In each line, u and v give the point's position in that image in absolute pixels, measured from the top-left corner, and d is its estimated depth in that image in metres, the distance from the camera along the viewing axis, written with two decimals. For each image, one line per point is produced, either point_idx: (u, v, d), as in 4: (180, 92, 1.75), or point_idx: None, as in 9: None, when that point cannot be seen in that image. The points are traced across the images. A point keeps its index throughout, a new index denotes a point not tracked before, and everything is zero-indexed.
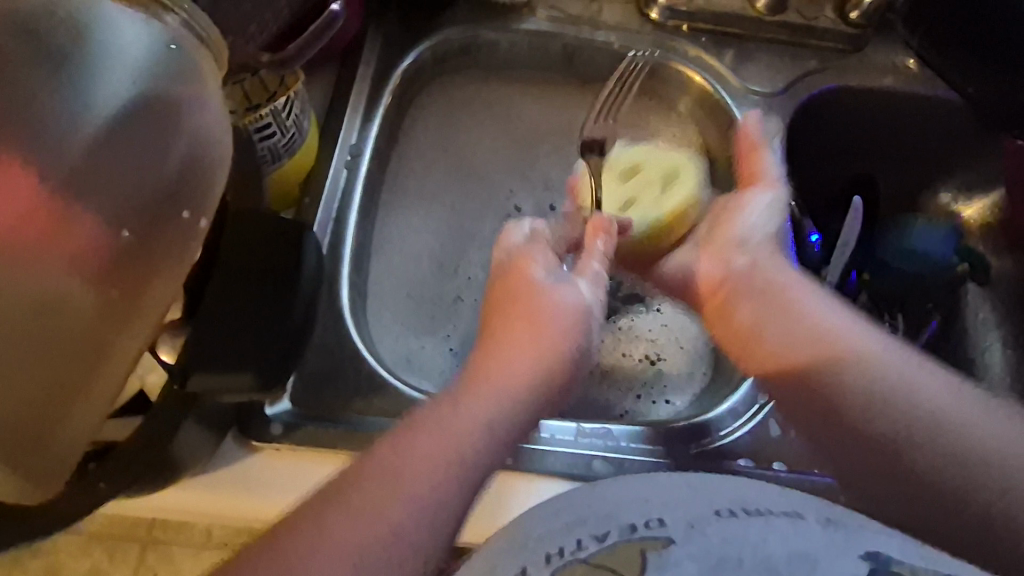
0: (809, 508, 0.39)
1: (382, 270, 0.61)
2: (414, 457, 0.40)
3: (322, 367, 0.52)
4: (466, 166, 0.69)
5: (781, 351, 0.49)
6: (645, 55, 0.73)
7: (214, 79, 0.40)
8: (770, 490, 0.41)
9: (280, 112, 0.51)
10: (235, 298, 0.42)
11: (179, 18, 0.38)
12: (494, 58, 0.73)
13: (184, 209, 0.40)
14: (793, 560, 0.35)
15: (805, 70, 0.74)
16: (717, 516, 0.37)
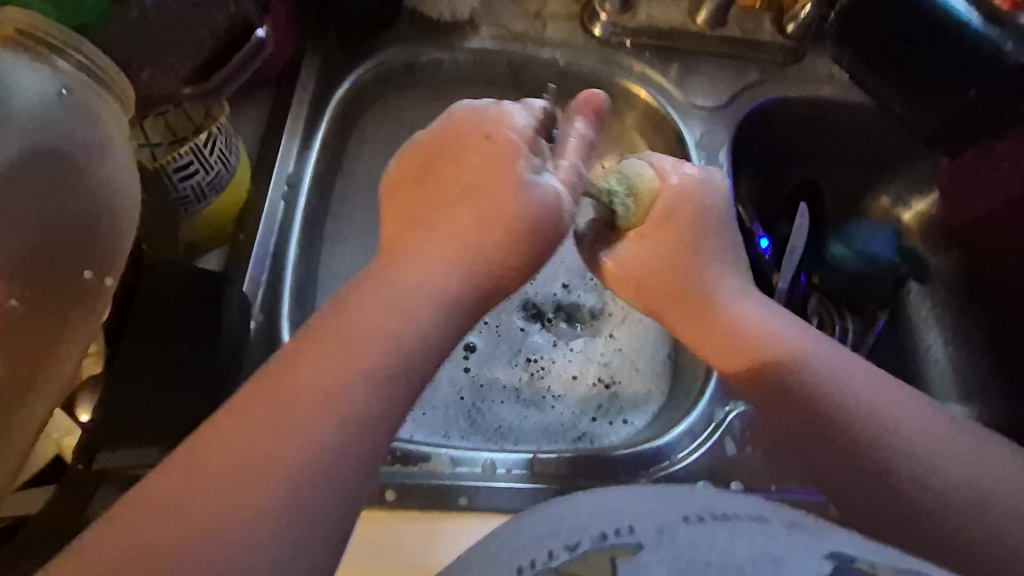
0: (774, 515, 0.37)
1: (328, 305, 0.59)
2: (328, 351, 0.39)
3: None
4: None
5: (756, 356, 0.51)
6: (591, 70, 0.72)
7: (117, 130, 0.44)
8: (737, 500, 0.39)
9: (200, 149, 0.49)
10: (156, 360, 0.43)
11: (76, 60, 0.43)
12: (439, 74, 0.71)
13: (84, 269, 0.43)
14: (761, 562, 0.33)
15: (748, 81, 0.75)
16: (685, 523, 0.35)
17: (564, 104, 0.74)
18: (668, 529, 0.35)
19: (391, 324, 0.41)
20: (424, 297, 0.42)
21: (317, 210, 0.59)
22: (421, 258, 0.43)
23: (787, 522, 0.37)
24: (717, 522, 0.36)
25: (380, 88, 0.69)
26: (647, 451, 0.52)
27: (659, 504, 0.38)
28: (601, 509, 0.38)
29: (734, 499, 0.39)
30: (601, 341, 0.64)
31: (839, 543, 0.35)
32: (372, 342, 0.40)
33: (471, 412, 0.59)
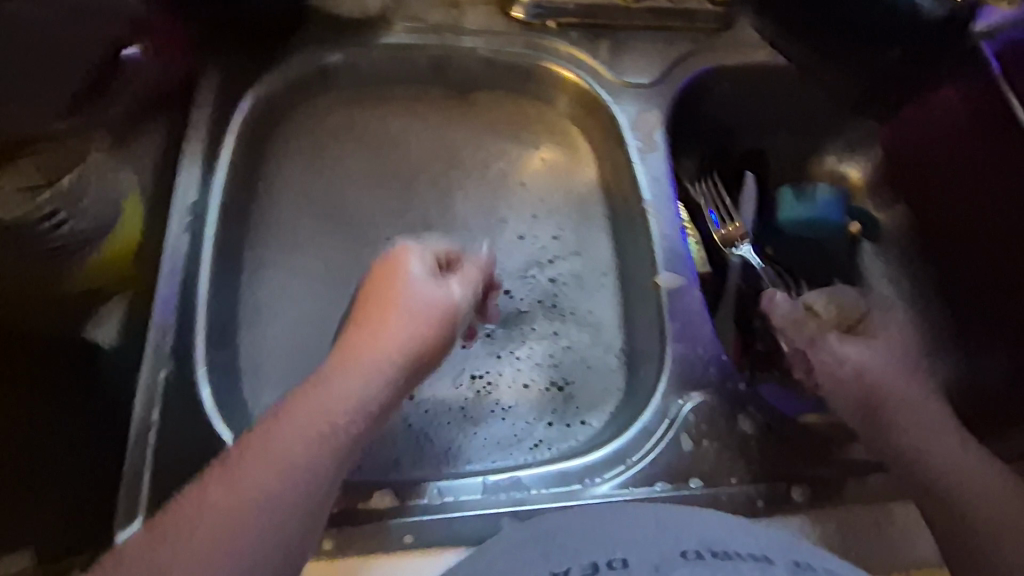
0: (777, 552, 0.35)
1: (259, 334, 0.56)
2: (226, 492, 0.37)
3: (180, 464, 0.45)
4: (340, 207, 0.63)
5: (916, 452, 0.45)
6: (516, 56, 0.68)
7: None
8: (740, 534, 0.37)
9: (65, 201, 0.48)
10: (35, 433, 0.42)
11: None
12: (353, 76, 0.66)
13: None
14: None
15: (681, 53, 0.73)
16: (682, 559, 0.33)
17: (495, 94, 0.71)
18: (664, 566, 0.32)
19: (321, 438, 0.40)
20: (349, 409, 0.42)
21: (228, 239, 0.55)
22: (337, 385, 0.43)
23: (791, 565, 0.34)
24: (717, 560, 0.33)
25: (290, 97, 0.64)
26: (600, 456, 0.50)
27: (656, 538, 0.35)
28: (599, 538, 0.36)
29: (738, 532, 0.36)
30: (549, 343, 0.62)
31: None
32: (278, 477, 0.38)
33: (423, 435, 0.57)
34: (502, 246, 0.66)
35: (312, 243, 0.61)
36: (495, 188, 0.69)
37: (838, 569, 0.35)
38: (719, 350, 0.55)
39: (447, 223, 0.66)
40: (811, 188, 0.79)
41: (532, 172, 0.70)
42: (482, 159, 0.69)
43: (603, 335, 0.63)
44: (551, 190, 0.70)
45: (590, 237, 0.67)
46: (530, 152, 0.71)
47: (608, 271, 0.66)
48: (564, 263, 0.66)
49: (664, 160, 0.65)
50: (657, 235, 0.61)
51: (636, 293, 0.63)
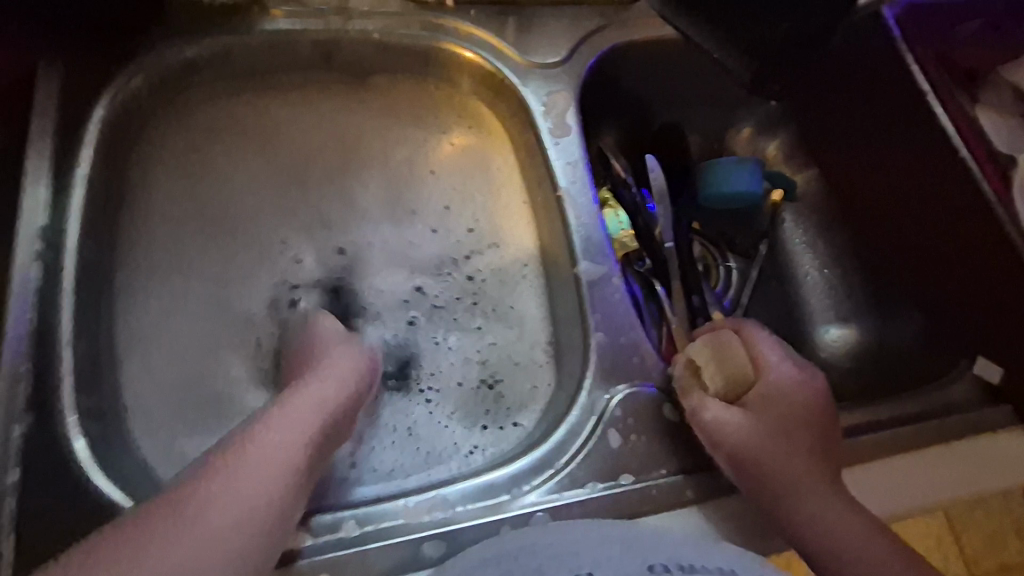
0: (743, 569, 0.37)
1: (145, 368, 0.51)
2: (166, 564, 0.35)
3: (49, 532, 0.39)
4: (225, 214, 0.58)
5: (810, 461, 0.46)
6: (413, 40, 0.63)
7: None
8: (710, 553, 0.39)
9: None
10: None
11: None
12: (230, 68, 0.60)
13: None
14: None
15: (588, 30, 0.70)
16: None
17: (393, 82, 0.66)
18: None
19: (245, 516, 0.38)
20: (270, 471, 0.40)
21: (92, 265, 0.48)
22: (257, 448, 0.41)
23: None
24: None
25: (157, 97, 0.57)
26: (527, 462, 0.47)
27: (627, 554, 0.37)
28: (575, 552, 0.38)
29: (705, 550, 0.39)
30: (475, 339, 0.60)
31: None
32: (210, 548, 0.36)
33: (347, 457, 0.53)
34: (410, 245, 0.62)
35: (198, 262, 0.56)
36: (401, 183, 0.64)
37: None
38: (640, 337, 0.54)
39: (349, 223, 0.61)
40: (728, 159, 0.78)
41: (442, 161, 0.66)
42: (384, 153, 0.65)
43: (526, 328, 0.60)
44: (459, 180, 0.66)
45: (507, 230, 0.64)
46: (438, 140, 0.67)
47: (527, 261, 0.63)
48: (481, 258, 0.63)
49: (578, 144, 0.62)
50: (574, 222, 0.58)
51: (556, 282, 0.60)
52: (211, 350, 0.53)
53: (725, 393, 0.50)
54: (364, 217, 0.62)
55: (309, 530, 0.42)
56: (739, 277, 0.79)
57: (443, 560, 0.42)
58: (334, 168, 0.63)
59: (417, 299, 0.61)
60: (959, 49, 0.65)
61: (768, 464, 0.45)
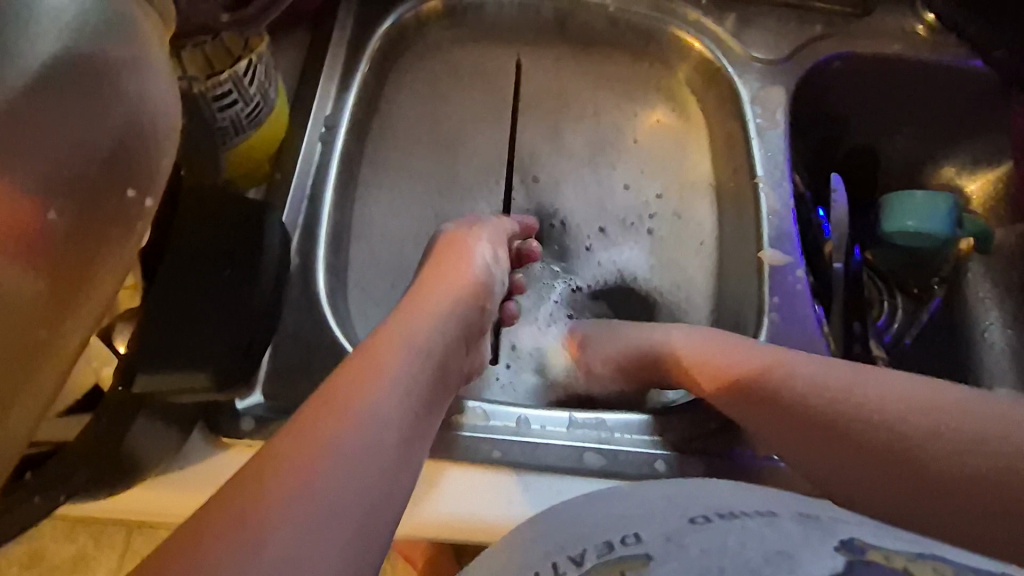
0: (784, 508, 0.36)
1: (370, 249, 0.59)
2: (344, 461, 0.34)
3: (294, 354, 0.48)
4: (451, 138, 0.66)
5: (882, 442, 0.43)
6: (641, 19, 0.68)
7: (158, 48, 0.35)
8: (743, 492, 0.38)
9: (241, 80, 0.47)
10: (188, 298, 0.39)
11: None
12: (480, 17, 0.68)
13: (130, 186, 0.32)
14: (775, 560, 0.31)
15: (810, 36, 0.71)
16: (691, 526, 0.34)
17: (612, 55, 0.71)
18: (676, 535, 0.34)
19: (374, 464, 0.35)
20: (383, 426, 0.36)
21: (352, 154, 0.58)
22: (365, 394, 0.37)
23: (797, 516, 0.35)
24: (725, 521, 0.34)
25: (416, 32, 0.66)
26: (686, 412, 0.50)
27: (665, 508, 0.36)
28: (615, 513, 0.37)
29: (740, 493, 0.38)
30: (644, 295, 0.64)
31: (855, 532, 0.34)
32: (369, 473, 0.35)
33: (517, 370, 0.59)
34: (601, 196, 0.67)
35: (420, 177, 0.64)
36: (599, 146, 0.69)
37: (843, 517, 0.36)
38: (814, 322, 0.54)
39: (550, 169, 0.67)
40: (924, 196, 0.75)
41: (639, 139, 0.70)
42: (590, 117, 0.70)
43: (694, 298, 0.63)
44: (652, 148, 0.69)
45: (692, 206, 0.67)
46: (641, 116, 0.71)
47: (707, 238, 0.65)
48: (663, 222, 0.66)
49: (784, 139, 0.63)
50: (767, 210, 0.60)
51: (731, 264, 0.62)
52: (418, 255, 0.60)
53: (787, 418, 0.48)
54: (564, 169, 0.67)
55: (487, 414, 0.49)
56: (907, 317, 0.77)
57: (601, 471, 0.46)
58: (544, 121, 0.69)
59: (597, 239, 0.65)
60: None
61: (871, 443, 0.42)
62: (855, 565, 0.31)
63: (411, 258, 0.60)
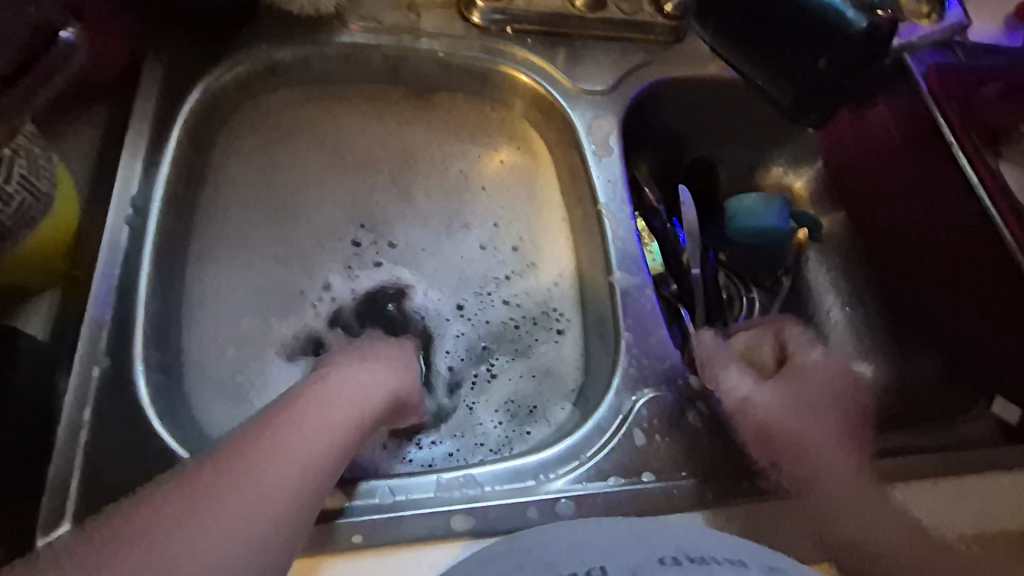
0: (752, 558, 0.35)
1: (207, 332, 0.57)
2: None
3: (116, 464, 0.43)
4: (288, 204, 0.65)
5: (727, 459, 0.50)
6: (473, 61, 0.69)
7: None
8: (716, 541, 0.37)
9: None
10: None
11: None
12: (307, 74, 0.66)
13: None
14: None
15: (634, 64, 0.74)
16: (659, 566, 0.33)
17: (453, 98, 0.72)
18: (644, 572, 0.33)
19: None
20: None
21: (172, 233, 0.53)
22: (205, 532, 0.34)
23: (766, 570, 0.34)
24: (695, 566, 0.33)
25: (240, 93, 0.63)
26: (553, 454, 0.49)
27: (635, 546, 0.36)
28: (571, 545, 0.37)
29: (712, 541, 0.37)
30: (510, 340, 0.65)
31: None
32: None
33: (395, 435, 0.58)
34: (453, 249, 0.68)
35: (258, 251, 0.62)
36: (453, 191, 0.70)
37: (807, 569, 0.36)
38: (667, 341, 0.56)
39: (410, 223, 0.68)
40: (755, 197, 0.83)
41: (491, 177, 0.72)
42: (439, 161, 0.71)
43: (557, 341, 0.64)
44: (501, 194, 0.71)
45: (548, 245, 0.69)
46: (490, 154, 0.72)
47: (562, 272, 0.67)
48: (519, 269, 0.68)
49: (619, 164, 0.66)
50: (612, 235, 0.62)
51: (587, 291, 0.65)
52: (255, 336, 0.59)
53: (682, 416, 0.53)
54: (424, 225, 0.68)
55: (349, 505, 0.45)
56: (760, 309, 0.82)
57: (470, 533, 0.44)
58: (395, 178, 0.69)
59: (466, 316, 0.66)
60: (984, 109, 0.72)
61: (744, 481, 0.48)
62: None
63: (251, 337, 0.58)
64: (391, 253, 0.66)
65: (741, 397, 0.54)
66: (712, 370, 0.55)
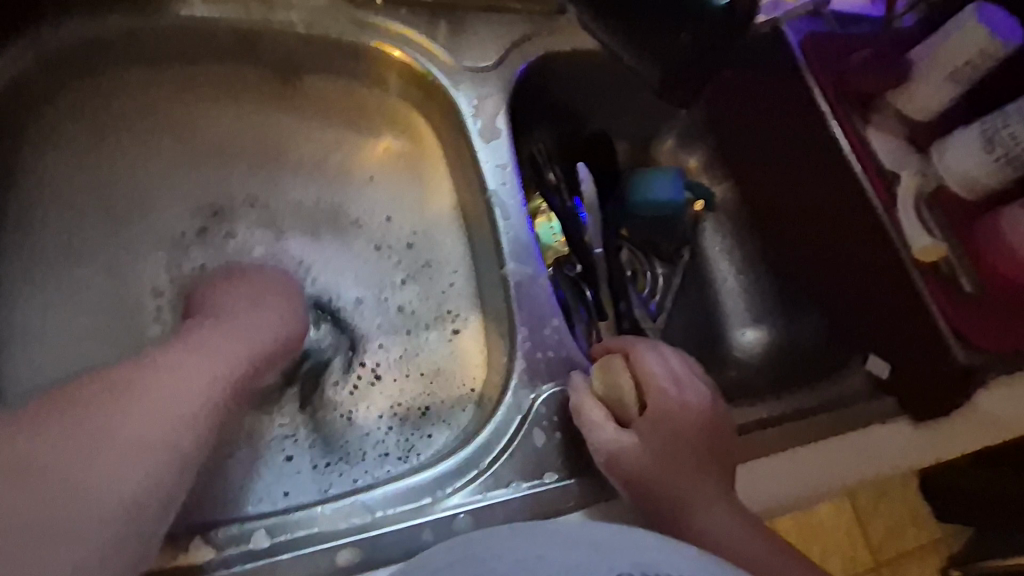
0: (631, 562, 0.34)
1: (49, 363, 0.53)
2: None
3: None
4: (135, 202, 0.60)
5: (647, 434, 0.47)
6: (337, 35, 0.62)
7: None
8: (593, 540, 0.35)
9: None
10: None
11: None
12: (141, 52, 0.60)
13: None
14: None
15: (517, 38, 0.71)
16: None
17: (324, 76, 0.65)
18: None
19: None
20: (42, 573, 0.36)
21: None
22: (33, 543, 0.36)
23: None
24: None
25: (55, 76, 0.58)
26: (448, 465, 0.47)
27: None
28: (516, 562, 0.33)
29: (596, 550, 0.34)
30: (404, 339, 0.61)
31: None
32: None
33: (290, 454, 0.55)
34: (339, 242, 0.63)
35: (98, 271, 0.57)
36: (333, 178, 0.65)
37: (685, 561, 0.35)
38: (563, 330, 0.54)
39: (290, 229, 0.63)
40: (649, 172, 0.82)
41: (377, 162, 0.66)
42: (315, 148, 0.65)
43: (454, 339, 0.61)
44: (384, 179, 0.66)
45: (441, 234, 0.65)
46: (372, 139, 0.67)
47: (457, 264, 0.64)
48: (410, 262, 0.64)
49: (508, 149, 0.62)
50: (503, 225, 0.59)
51: (484, 284, 0.62)
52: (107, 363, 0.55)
53: (607, 398, 0.50)
54: (308, 227, 0.63)
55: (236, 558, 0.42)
56: (664, 282, 0.84)
57: (358, 567, 0.42)
58: (262, 169, 0.63)
59: (359, 326, 0.61)
60: (853, 73, 0.69)
61: (661, 478, 0.46)
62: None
63: (101, 366, 0.54)
64: (269, 264, 0.61)
65: (610, 451, 0.47)
66: (585, 418, 0.49)
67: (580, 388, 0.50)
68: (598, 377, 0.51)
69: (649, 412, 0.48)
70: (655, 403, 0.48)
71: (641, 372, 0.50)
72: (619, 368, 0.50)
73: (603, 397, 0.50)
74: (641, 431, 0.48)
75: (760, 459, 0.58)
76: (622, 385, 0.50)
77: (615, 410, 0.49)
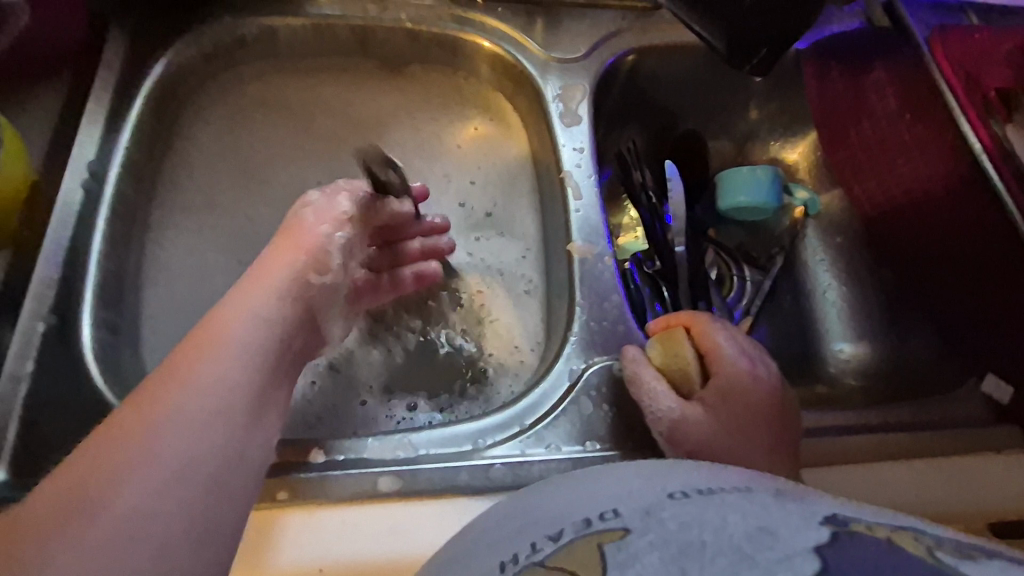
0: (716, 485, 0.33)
1: (167, 295, 0.60)
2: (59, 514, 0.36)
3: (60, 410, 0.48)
4: (252, 166, 0.67)
5: (709, 406, 0.47)
6: (439, 29, 0.68)
7: None
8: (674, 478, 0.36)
9: None
10: None
11: None
12: (276, 49, 0.68)
13: None
14: (757, 535, 0.28)
15: (606, 33, 0.71)
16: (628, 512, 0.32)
17: (425, 68, 0.71)
18: (650, 509, 0.31)
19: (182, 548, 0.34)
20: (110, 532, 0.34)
21: (131, 198, 0.59)
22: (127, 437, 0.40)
23: (775, 492, 0.32)
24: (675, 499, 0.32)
25: (212, 64, 0.67)
26: (494, 419, 0.49)
27: (586, 504, 0.34)
28: (583, 497, 0.35)
29: (666, 477, 0.35)
30: (471, 308, 0.64)
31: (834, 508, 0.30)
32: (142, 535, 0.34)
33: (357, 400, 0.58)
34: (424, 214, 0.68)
35: (218, 225, 0.64)
36: (422, 156, 0.70)
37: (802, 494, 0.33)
38: (622, 306, 0.55)
39: None
40: (747, 169, 0.77)
41: (463, 146, 0.71)
42: (408, 131, 0.71)
43: (518, 312, 0.63)
44: (468, 161, 0.70)
45: (516, 214, 0.68)
46: (461, 126, 0.71)
47: (529, 243, 0.66)
48: (486, 238, 0.67)
49: (588, 131, 0.64)
50: (575, 203, 0.60)
51: (551, 261, 0.63)
52: (211, 299, 0.60)
53: (668, 370, 0.50)
54: None
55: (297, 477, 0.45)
56: (753, 288, 0.77)
57: (397, 493, 0.44)
58: (361, 146, 0.69)
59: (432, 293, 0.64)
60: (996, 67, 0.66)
61: (720, 452, 0.44)
62: (841, 535, 0.27)
63: (208, 304, 0.60)
64: None
65: (671, 419, 0.46)
66: (643, 388, 0.48)
67: (643, 359, 0.50)
68: (656, 348, 0.50)
69: (713, 383, 0.48)
70: (718, 374, 0.48)
71: (706, 344, 0.50)
72: (681, 340, 0.50)
73: (666, 368, 0.50)
74: (702, 404, 0.47)
75: (834, 467, 0.52)
76: (687, 357, 0.49)
77: (675, 383, 0.49)
